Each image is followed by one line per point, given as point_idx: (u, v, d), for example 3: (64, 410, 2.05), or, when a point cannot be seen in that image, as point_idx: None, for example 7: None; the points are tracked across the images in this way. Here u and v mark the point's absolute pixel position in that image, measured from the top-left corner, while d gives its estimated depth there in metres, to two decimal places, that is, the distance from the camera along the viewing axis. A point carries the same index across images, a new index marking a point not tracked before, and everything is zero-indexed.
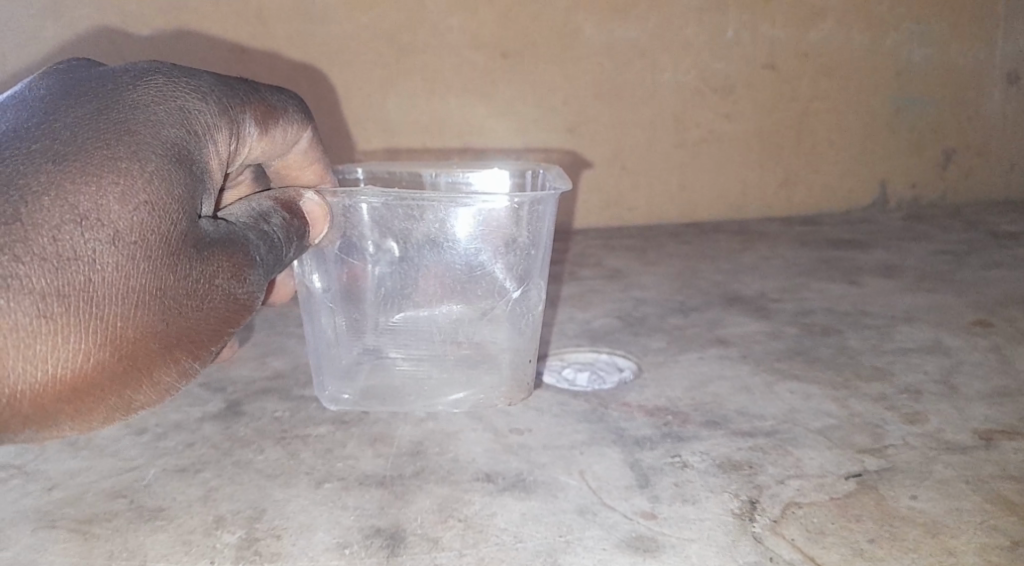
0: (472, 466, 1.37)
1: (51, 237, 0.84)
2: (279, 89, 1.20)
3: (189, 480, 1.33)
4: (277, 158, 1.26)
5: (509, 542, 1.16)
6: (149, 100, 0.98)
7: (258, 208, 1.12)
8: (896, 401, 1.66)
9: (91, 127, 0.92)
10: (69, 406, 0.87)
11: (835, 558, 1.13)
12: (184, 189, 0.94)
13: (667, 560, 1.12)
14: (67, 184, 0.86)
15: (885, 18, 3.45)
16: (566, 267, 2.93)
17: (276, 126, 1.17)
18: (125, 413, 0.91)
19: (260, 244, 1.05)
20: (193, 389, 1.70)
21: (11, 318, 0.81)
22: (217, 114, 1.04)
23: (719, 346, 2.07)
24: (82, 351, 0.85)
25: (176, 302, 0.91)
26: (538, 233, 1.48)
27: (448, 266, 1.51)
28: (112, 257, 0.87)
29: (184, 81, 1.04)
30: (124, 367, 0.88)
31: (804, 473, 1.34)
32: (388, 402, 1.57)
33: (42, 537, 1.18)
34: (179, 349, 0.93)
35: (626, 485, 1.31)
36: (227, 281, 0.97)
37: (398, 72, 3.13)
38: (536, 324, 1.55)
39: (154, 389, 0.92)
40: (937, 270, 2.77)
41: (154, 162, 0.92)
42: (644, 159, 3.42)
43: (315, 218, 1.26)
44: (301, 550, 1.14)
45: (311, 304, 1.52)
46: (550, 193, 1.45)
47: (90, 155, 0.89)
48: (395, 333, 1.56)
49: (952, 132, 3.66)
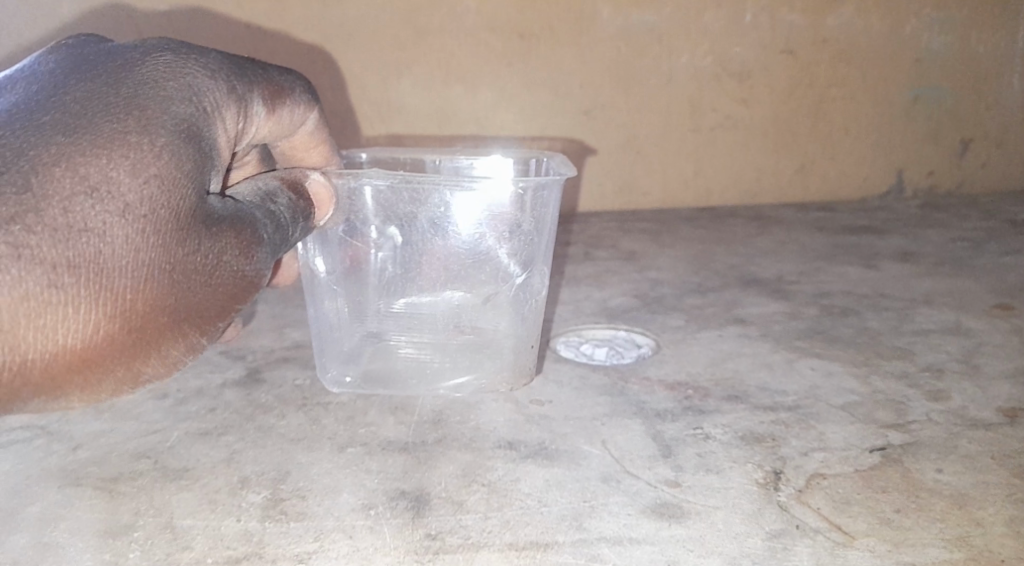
0: (494, 434, 1.37)
1: (61, 209, 0.78)
2: (286, 68, 1.11)
3: (213, 443, 1.33)
4: (281, 140, 1.17)
5: (533, 506, 1.16)
6: (156, 70, 0.90)
7: (264, 187, 1.04)
8: (919, 379, 1.66)
9: (99, 95, 0.85)
10: (75, 377, 0.81)
11: (862, 526, 1.12)
12: (194, 162, 0.86)
13: (692, 526, 1.12)
14: (73, 152, 0.80)
15: (907, 4, 3.42)
16: (582, 247, 2.92)
17: (284, 107, 1.08)
18: (132, 386, 0.85)
19: (267, 223, 0.98)
20: (214, 357, 1.70)
21: (18, 288, 0.76)
22: (228, 92, 0.95)
23: (739, 325, 2.06)
24: (90, 323, 0.80)
25: (185, 278, 0.85)
26: (542, 218, 1.41)
27: (448, 252, 1.46)
28: (122, 228, 0.81)
29: (193, 52, 0.95)
30: (132, 341, 0.83)
31: (828, 446, 1.34)
32: (390, 385, 1.51)
33: (68, 494, 1.19)
34: (187, 324, 0.87)
35: (649, 454, 1.31)
36: (237, 259, 0.90)
37: (415, 51, 3.11)
38: (540, 310, 1.48)
39: (160, 362, 0.86)
40: (957, 255, 2.75)
41: (165, 133, 0.85)
42: (659, 142, 3.40)
43: (322, 199, 1.17)
44: (326, 510, 1.15)
45: (313, 286, 1.45)
46: (556, 177, 1.38)
47: (99, 122, 0.82)
48: (398, 318, 1.51)
49: (972, 120, 3.63)
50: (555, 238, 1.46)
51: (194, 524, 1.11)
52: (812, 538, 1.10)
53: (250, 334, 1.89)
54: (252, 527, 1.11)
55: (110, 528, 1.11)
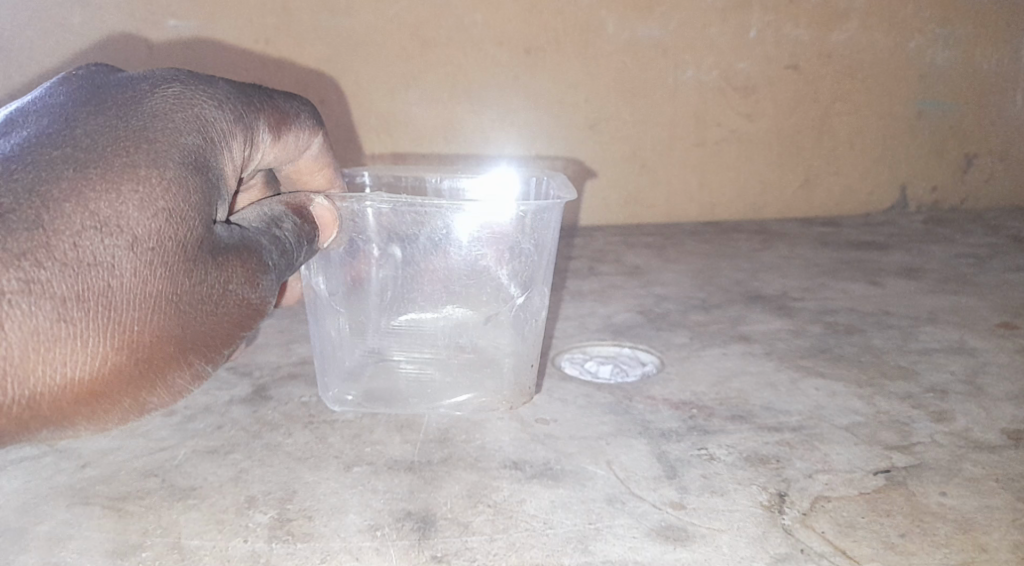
0: (499, 454, 1.37)
1: (71, 243, 0.79)
2: (291, 93, 1.13)
3: (220, 461, 1.34)
4: (286, 165, 1.19)
5: (539, 528, 1.17)
6: (164, 101, 0.92)
7: (269, 212, 1.05)
8: (923, 400, 1.66)
9: (108, 127, 0.86)
10: (83, 409, 0.81)
11: (866, 550, 1.13)
12: (202, 193, 0.88)
13: (698, 549, 1.13)
14: (83, 186, 0.80)
15: (910, 20, 3.43)
16: (586, 262, 2.93)
17: (289, 133, 1.10)
18: (138, 417, 0.86)
19: (272, 248, 0.99)
20: (220, 373, 1.71)
21: (28, 323, 0.76)
22: (234, 121, 0.97)
23: (743, 343, 2.06)
24: (98, 355, 0.80)
25: (192, 308, 0.86)
26: (542, 242, 1.43)
27: (449, 270, 1.45)
28: (131, 262, 0.81)
29: (201, 82, 0.97)
30: (139, 373, 0.83)
31: (832, 468, 1.34)
32: (391, 404, 1.52)
33: (77, 513, 1.19)
34: (194, 355, 0.87)
35: (654, 475, 1.32)
36: (243, 287, 0.91)
37: (420, 66, 3.13)
38: (539, 330, 1.50)
39: (167, 393, 0.87)
40: (960, 272, 2.76)
41: (173, 165, 0.86)
42: (663, 157, 3.41)
43: (326, 223, 1.19)
44: (333, 530, 1.15)
45: (315, 306, 1.47)
46: (556, 200, 1.40)
47: (108, 156, 0.83)
48: (398, 337, 1.50)
49: (974, 136, 3.64)
50: (556, 259, 1.48)
51: (202, 544, 1.12)
52: (816, 562, 1.11)
53: (256, 349, 1.90)
54: (260, 548, 1.11)
55: (119, 548, 1.12)
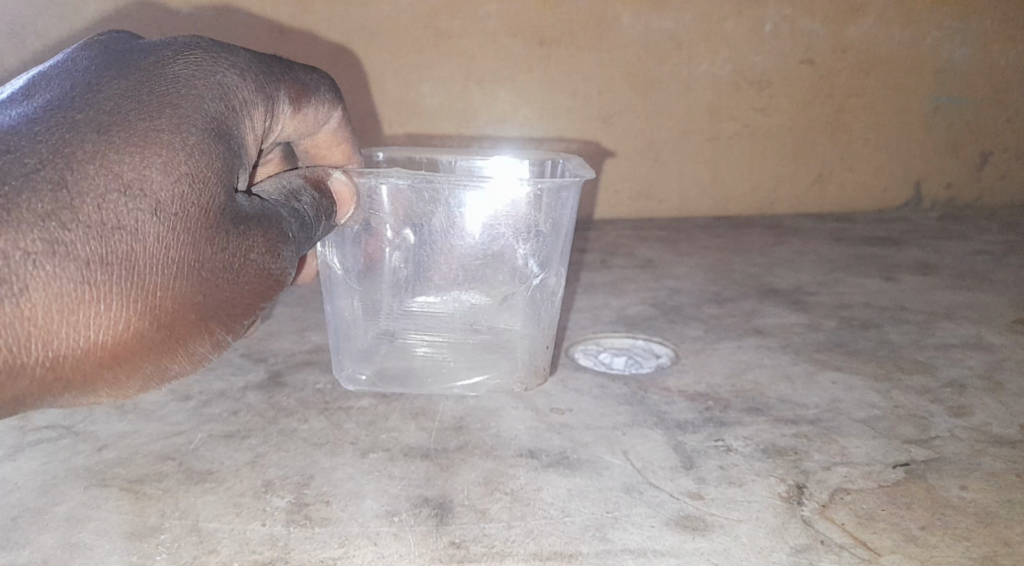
0: (515, 442, 1.37)
1: (94, 205, 0.77)
2: (311, 67, 1.11)
3: (237, 446, 1.34)
4: (303, 139, 1.18)
5: (556, 515, 1.16)
6: (185, 68, 0.91)
7: (288, 185, 1.04)
8: (942, 394, 1.65)
9: (130, 92, 0.85)
10: (105, 374, 0.80)
11: (887, 542, 1.12)
12: (224, 160, 0.87)
13: (717, 539, 1.12)
14: (106, 149, 0.79)
15: (927, 15, 3.40)
16: (599, 255, 2.92)
17: (309, 107, 1.09)
18: (158, 383, 0.85)
19: (291, 221, 0.98)
20: (235, 360, 1.71)
21: (52, 284, 0.75)
22: (256, 91, 0.96)
23: (758, 336, 2.05)
24: (121, 319, 0.79)
25: (214, 275, 0.85)
26: (559, 222, 1.42)
27: (463, 252, 1.46)
28: (154, 226, 0.80)
29: (222, 51, 0.96)
30: (161, 339, 0.82)
31: (850, 460, 1.33)
32: (406, 384, 1.53)
33: (95, 495, 1.19)
34: (214, 322, 0.86)
35: (671, 465, 1.31)
36: (263, 256, 0.90)
37: (435, 57, 3.13)
38: (556, 312, 1.49)
39: (187, 360, 0.85)
40: (976, 268, 2.74)
41: (196, 131, 0.85)
42: (677, 150, 3.40)
43: (343, 198, 1.17)
44: (351, 516, 1.15)
45: (330, 286, 1.47)
46: (573, 180, 1.38)
47: (131, 119, 0.82)
48: (412, 318, 1.52)
49: (990, 132, 3.62)
50: (574, 239, 1.47)
51: (220, 527, 1.12)
52: (837, 553, 1.10)
53: (270, 336, 1.90)
54: (278, 532, 1.11)
55: (137, 529, 1.12)
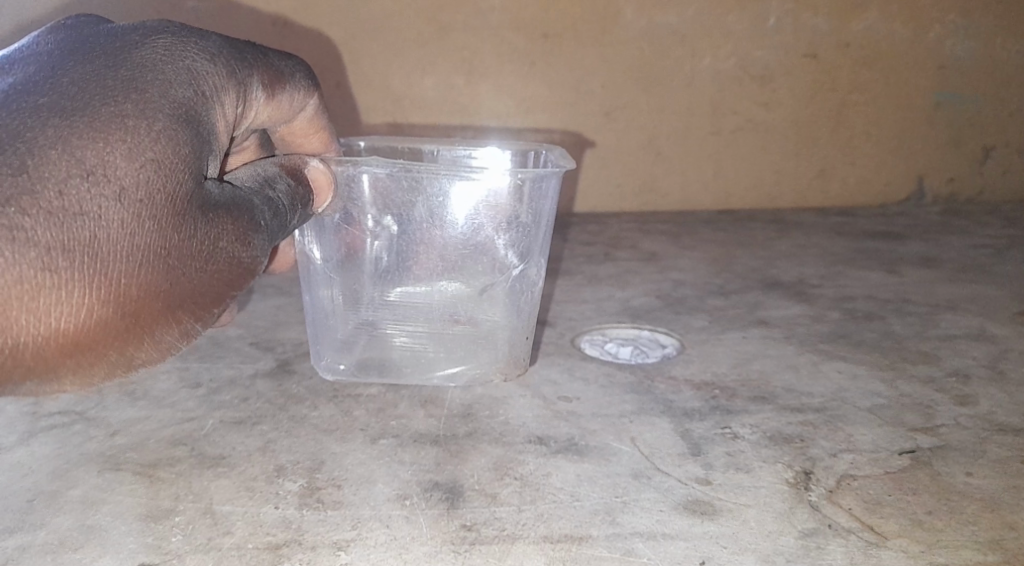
0: (523, 429, 1.38)
1: (57, 192, 0.77)
2: (286, 54, 1.10)
3: (248, 432, 1.35)
4: (280, 125, 1.16)
5: (566, 500, 1.17)
6: (154, 51, 0.89)
7: (263, 173, 1.04)
8: (946, 384, 1.66)
9: (95, 77, 0.84)
10: (67, 361, 0.80)
11: (894, 527, 1.13)
12: (191, 146, 0.86)
13: (725, 523, 1.13)
14: (69, 135, 0.79)
15: (931, 9, 3.40)
16: (602, 248, 2.93)
17: (282, 93, 1.07)
18: (124, 371, 0.85)
19: (263, 208, 0.98)
20: (244, 349, 1.72)
21: (12, 270, 0.75)
22: (227, 76, 0.95)
23: (762, 327, 2.06)
24: (84, 306, 0.79)
25: (181, 263, 0.85)
26: (540, 211, 1.43)
27: (445, 242, 1.44)
28: (118, 212, 0.80)
29: (192, 35, 0.94)
30: (126, 326, 0.82)
31: (857, 448, 1.34)
32: (385, 374, 1.53)
33: (109, 478, 1.21)
34: (181, 311, 0.87)
35: (678, 452, 1.32)
36: (232, 245, 0.90)
37: (438, 49, 3.13)
38: (536, 302, 1.51)
39: (154, 348, 0.86)
40: (979, 261, 2.74)
41: (162, 117, 0.84)
42: (680, 144, 3.40)
43: (320, 186, 1.18)
44: (362, 499, 1.16)
45: (310, 275, 1.47)
46: (554, 170, 1.39)
47: (96, 106, 0.82)
48: (392, 308, 1.51)
49: (993, 128, 3.62)
50: (554, 230, 1.48)
51: (234, 510, 1.13)
52: (844, 537, 1.11)
53: (278, 325, 1.91)
54: (291, 515, 1.12)
55: (151, 512, 1.13)
